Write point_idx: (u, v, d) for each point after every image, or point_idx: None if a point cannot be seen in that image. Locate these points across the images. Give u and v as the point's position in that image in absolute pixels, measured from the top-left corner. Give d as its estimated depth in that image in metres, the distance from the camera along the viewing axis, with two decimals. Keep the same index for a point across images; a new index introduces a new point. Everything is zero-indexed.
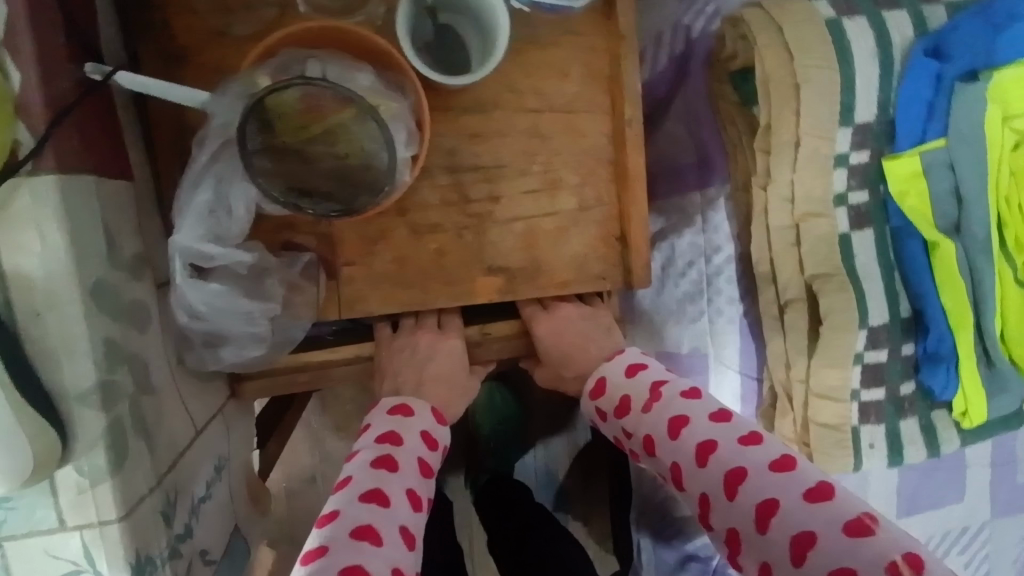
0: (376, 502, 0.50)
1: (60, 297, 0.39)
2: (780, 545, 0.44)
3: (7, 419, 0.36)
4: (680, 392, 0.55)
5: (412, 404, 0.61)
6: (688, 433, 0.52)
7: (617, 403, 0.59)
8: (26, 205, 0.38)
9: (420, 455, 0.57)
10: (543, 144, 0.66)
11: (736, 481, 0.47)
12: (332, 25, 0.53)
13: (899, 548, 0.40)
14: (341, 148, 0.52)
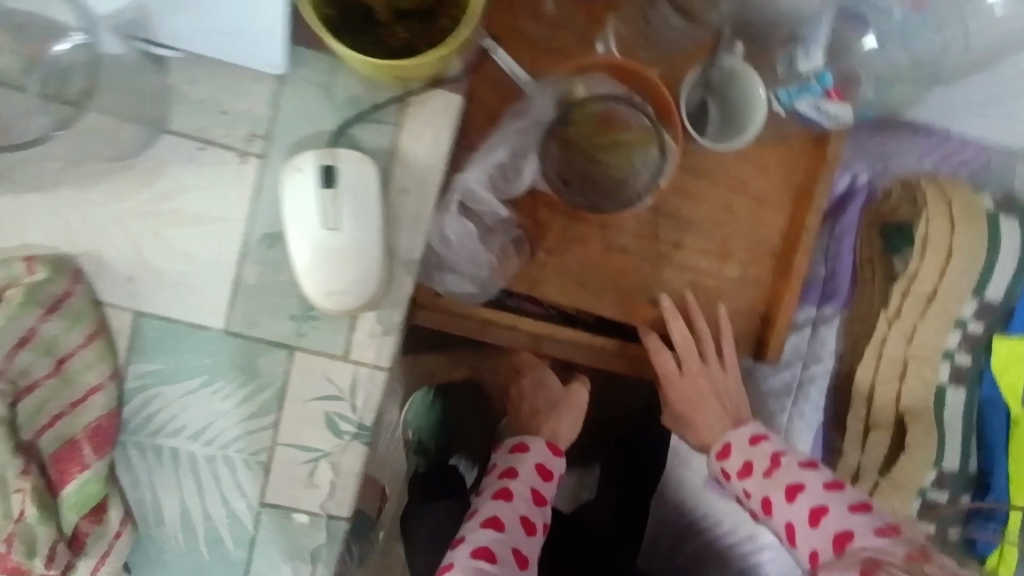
0: (502, 497, 0.65)
1: (425, 185, 0.49)
2: None
3: (373, 257, 0.46)
4: (799, 461, 0.67)
5: (529, 442, 0.72)
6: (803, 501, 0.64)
7: (741, 465, 0.70)
8: (435, 110, 0.49)
9: (534, 485, 0.68)
10: (731, 218, 0.77)
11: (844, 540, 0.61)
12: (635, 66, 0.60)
13: None
14: (609, 162, 0.64)
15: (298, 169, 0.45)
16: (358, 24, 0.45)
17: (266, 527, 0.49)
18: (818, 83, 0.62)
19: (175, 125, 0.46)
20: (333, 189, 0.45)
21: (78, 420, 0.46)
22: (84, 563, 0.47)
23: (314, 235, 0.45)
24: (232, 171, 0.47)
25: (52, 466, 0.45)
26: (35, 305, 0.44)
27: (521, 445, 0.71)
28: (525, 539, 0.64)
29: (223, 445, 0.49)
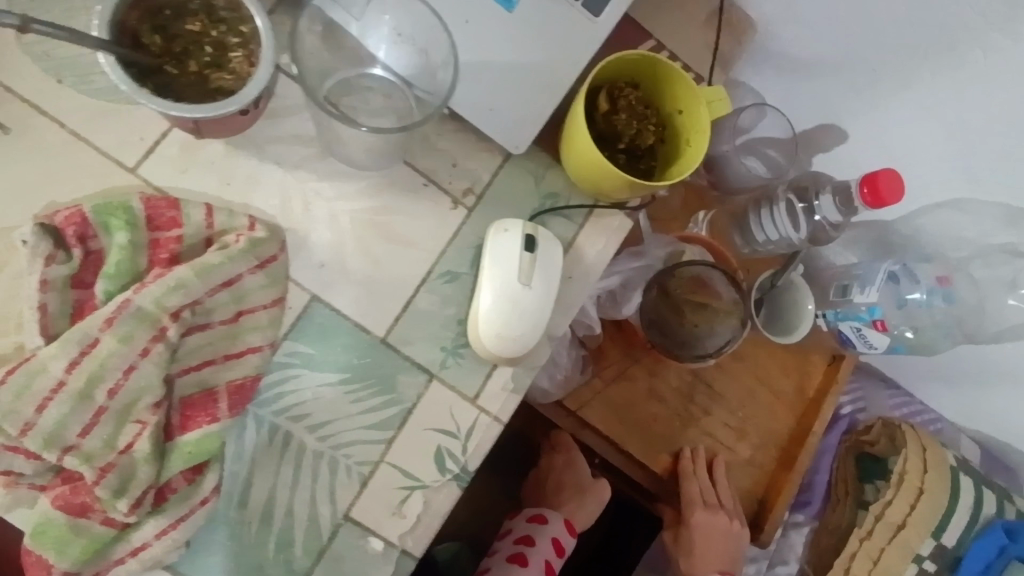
0: (516, 562, 0.77)
1: (584, 278, 0.57)
2: None
3: (538, 320, 0.51)
4: None
5: (547, 515, 0.82)
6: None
7: None
8: (610, 223, 0.58)
9: (546, 558, 0.79)
10: (753, 402, 0.87)
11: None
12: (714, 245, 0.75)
13: None
14: (694, 318, 0.74)
15: (503, 230, 0.52)
16: (599, 132, 0.54)
17: (340, 543, 0.48)
18: (866, 313, 0.75)
19: (412, 158, 0.53)
20: (532, 255, 0.51)
21: (223, 376, 0.46)
22: (154, 522, 0.43)
23: (502, 285, 0.50)
24: (441, 210, 0.53)
25: (178, 412, 0.44)
26: (243, 259, 0.46)
27: (539, 517, 0.83)
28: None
29: (334, 446, 0.49)
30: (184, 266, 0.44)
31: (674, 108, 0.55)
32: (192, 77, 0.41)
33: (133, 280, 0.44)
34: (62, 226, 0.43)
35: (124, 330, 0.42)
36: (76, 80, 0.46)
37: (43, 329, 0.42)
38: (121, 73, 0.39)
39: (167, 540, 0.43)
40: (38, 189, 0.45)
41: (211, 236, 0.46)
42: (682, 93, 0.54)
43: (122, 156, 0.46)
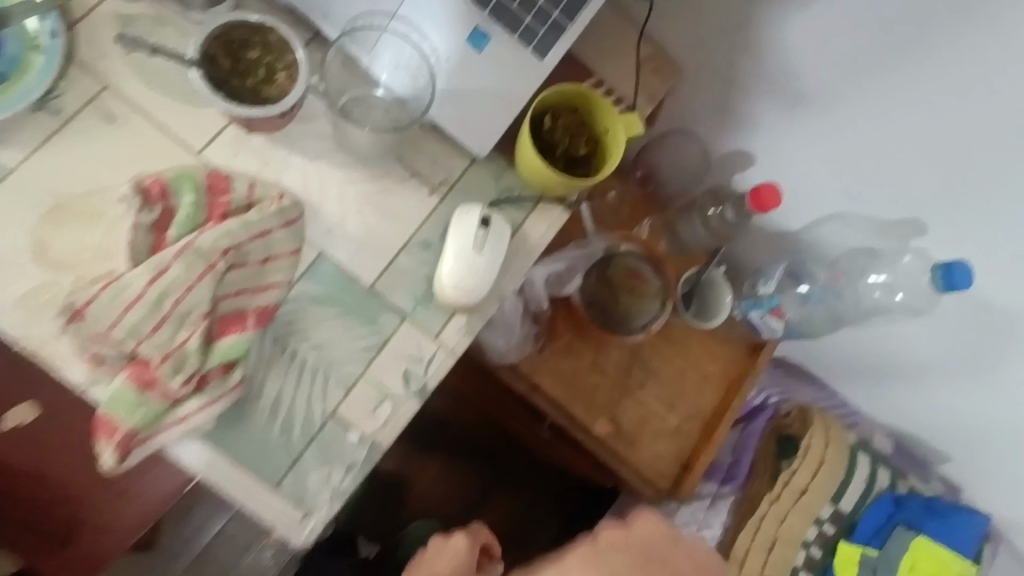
0: None
1: (527, 254, 0.74)
2: None
3: (485, 278, 0.69)
4: None
5: None
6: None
7: None
8: (551, 213, 0.76)
9: None
10: (682, 380, 1.04)
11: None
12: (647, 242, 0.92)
13: None
14: (626, 302, 0.91)
15: (466, 211, 0.69)
16: (542, 142, 0.72)
17: (329, 432, 0.65)
18: (767, 303, 0.92)
19: (402, 157, 0.71)
20: (485, 230, 0.69)
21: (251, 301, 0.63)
22: (198, 399, 0.60)
23: (461, 250, 0.68)
24: (420, 195, 0.71)
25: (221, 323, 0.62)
26: (275, 219, 0.64)
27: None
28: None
29: (328, 361, 0.66)
30: (234, 220, 0.62)
31: (603, 128, 0.73)
32: (249, 89, 0.60)
33: (195, 229, 0.61)
34: (149, 188, 0.61)
35: (190, 262, 0.60)
36: (164, 90, 0.64)
37: (132, 259, 0.60)
38: (202, 81, 0.58)
39: (204, 412, 0.60)
40: (133, 164, 0.62)
41: (251, 203, 0.64)
42: (607, 117, 0.72)
43: (193, 144, 0.64)
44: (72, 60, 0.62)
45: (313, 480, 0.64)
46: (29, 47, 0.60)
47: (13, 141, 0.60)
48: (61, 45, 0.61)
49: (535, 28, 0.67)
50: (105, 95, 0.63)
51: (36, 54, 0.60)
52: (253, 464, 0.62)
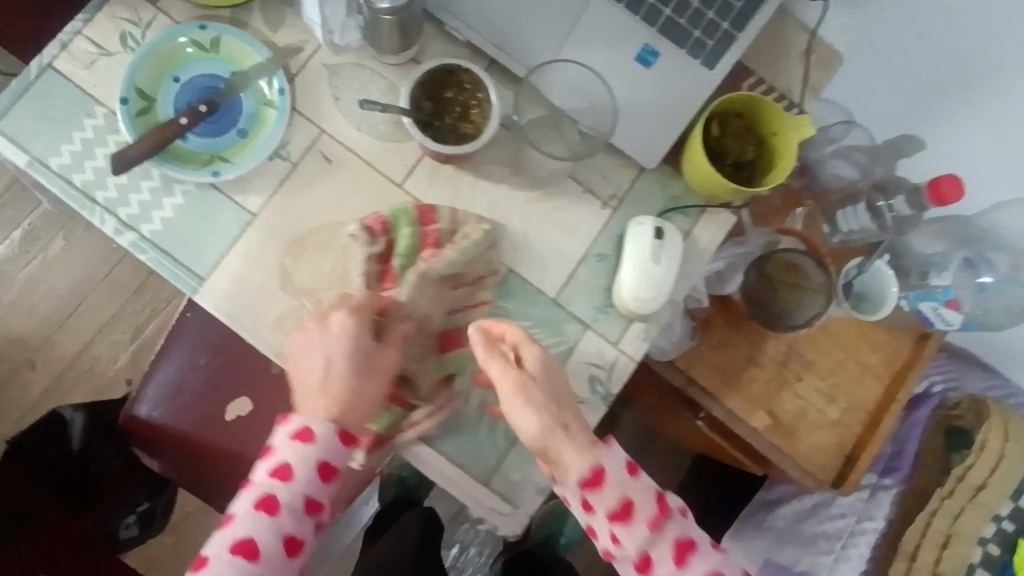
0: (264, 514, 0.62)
1: (697, 260, 0.77)
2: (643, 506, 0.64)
3: (660, 285, 0.71)
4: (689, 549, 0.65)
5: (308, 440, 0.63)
6: (671, 531, 0.64)
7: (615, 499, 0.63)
8: (723, 217, 0.77)
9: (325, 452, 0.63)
10: (841, 372, 1.02)
11: (625, 513, 0.63)
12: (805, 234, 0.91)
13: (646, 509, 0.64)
14: (787, 296, 0.90)
15: (639, 224, 0.73)
16: (710, 150, 0.74)
17: None
18: (941, 295, 0.88)
19: (576, 174, 0.75)
20: (660, 241, 0.72)
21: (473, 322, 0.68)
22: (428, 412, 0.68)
23: (637, 261, 0.71)
24: (596, 210, 0.75)
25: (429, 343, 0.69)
26: (480, 250, 0.70)
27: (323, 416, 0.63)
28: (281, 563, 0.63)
29: None
30: (449, 252, 0.69)
31: (768, 130, 0.74)
32: (449, 127, 0.66)
33: (415, 260, 0.69)
34: (373, 224, 0.69)
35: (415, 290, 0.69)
36: (367, 128, 0.72)
37: (367, 287, 0.68)
38: (414, 127, 0.65)
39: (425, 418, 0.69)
40: (351, 201, 0.71)
41: (456, 227, 0.71)
42: (774, 118, 0.73)
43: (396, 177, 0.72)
44: (295, 110, 0.71)
45: (517, 477, 0.71)
46: (264, 103, 0.70)
47: (257, 186, 0.70)
48: (288, 99, 0.70)
49: (704, 41, 0.69)
50: (322, 138, 0.71)
51: (270, 109, 0.70)
52: (468, 462, 0.71)
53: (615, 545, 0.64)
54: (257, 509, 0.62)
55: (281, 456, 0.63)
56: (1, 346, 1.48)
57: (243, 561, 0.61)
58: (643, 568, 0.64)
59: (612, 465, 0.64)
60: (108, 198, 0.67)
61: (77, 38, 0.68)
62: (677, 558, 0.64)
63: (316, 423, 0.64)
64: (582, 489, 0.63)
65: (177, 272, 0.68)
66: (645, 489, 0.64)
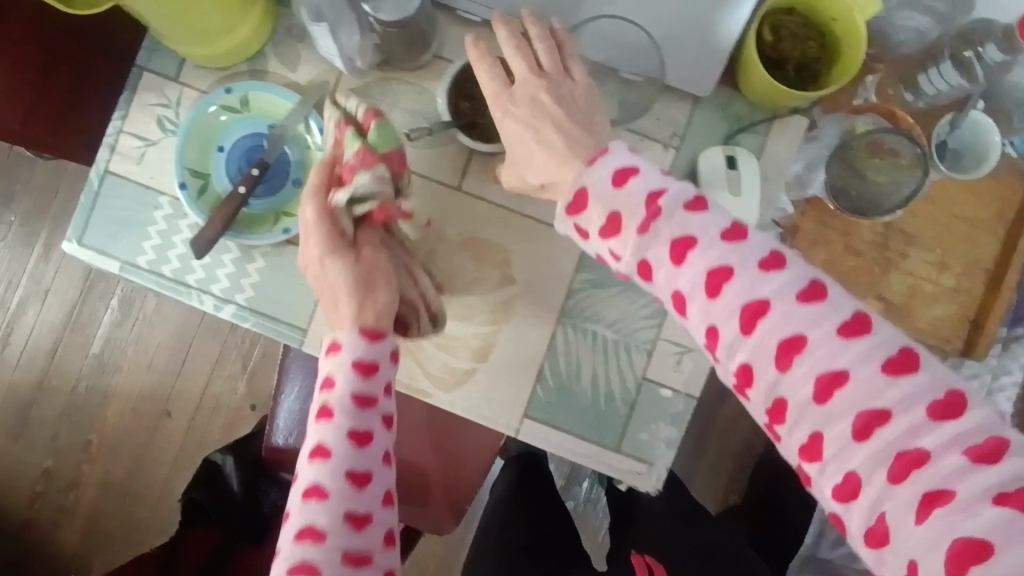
0: (318, 456, 0.56)
1: (775, 176, 0.72)
2: (638, 209, 0.51)
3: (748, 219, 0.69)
4: (684, 203, 0.50)
5: (343, 339, 0.61)
6: (697, 258, 0.48)
7: (604, 218, 0.53)
8: (797, 123, 0.72)
9: (354, 388, 0.58)
10: (949, 237, 0.96)
11: (614, 228, 0.52)
12: (885, 105, 0.84)
13: (646, 190, 0.51)
14: (876, 180, 0.84)
15: (709, 157, 0.69)
16: (768, 62, 0.68)
17: (645, 394, 0.72)
18: None
19: (630, 124, 0.72)
20: (735, 171, 0.69)
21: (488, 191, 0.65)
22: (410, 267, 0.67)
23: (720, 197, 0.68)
24: (659, 154, 0.72)
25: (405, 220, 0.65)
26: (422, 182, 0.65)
27: (338, 334, 0.61)
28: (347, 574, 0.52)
29: (625, 333, 0.72)
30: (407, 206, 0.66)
31: (829, 18, 0.67)
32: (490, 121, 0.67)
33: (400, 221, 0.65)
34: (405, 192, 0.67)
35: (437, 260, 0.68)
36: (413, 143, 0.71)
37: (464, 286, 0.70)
38: (461, 134, 0.66)
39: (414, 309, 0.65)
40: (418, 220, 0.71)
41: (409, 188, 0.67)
42: (833, 5, 0.65)
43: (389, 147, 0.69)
44: None
45: (645, 436, 0.72)
46: (308, 148, 0.71)
47: None
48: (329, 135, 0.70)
49: None
50: None
51: (316, 151, 0.70)
52: (594, 434, 0.72)
53: (617, 264, 0.53)
54: (313, 457, 0.56)
55: (323, 376, 0.60)
56: (136, 402, 1.62)
57: (315, 504, 0.54)
58: (646, 275, 0.51)
59: (599, 180, 0.54)
60: (199, 279, 0.71)
61: (121, 136, 0.71)
62: (677, 257, 0.49)
63: (343, 330, 0.61)
64: (572, 215, 0.56)
65: (283, 331, 0.71)
66: (636, 191, 0.51)
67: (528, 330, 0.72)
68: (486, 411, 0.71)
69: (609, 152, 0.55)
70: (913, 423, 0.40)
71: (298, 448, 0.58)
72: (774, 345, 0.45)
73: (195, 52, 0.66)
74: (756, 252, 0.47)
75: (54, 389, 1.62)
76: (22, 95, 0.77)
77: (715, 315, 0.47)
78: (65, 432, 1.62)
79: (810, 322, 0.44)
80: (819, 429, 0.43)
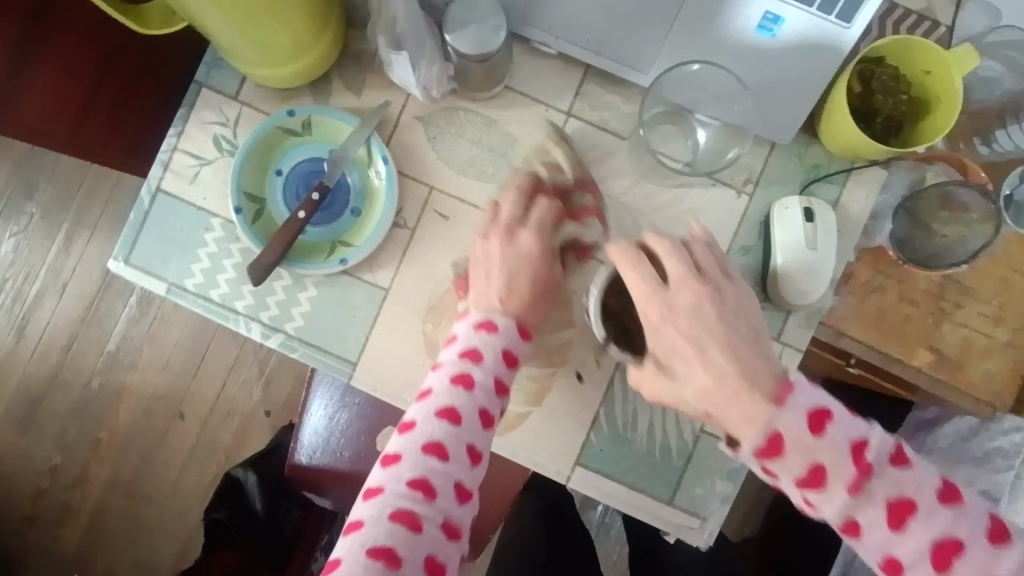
0: (434, 455, 0.53)
1: (850, 227, 0.70)
2: (791, 424, 0.50)
3: (824, 273, 0.66)
4: (819, 407, 0.50)
5: (496, 320, 0.60)
6: (842, 471, 0.49)
7: (758, 439, 0.51)
8: (876, 175, 0.70)
9: (484, 406, 0.56)
10: (1006, 291, 0.93)
11: (776, 450, 0.50)
12: (958, 156, 0.81)
13: (807, 408, 0.50)
14: (944, 232, 0.82)
15: (785, 207, 0.67)
16: (856, 112, 0.66)
17: (702, 448, 0.69)
18: None
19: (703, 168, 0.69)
20: (813, 224, 0.66)
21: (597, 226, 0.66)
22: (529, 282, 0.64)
23: (797, 249, 0.65)
24: (731, 199, 0.69)
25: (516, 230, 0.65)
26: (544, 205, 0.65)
27: (489, 322, 0.60)
28: (437, 562, 0.51)
29: None
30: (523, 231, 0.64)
31: (922, 69, 0.65)
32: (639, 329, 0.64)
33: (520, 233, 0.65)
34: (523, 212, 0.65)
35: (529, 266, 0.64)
36: (478, 175, 0.69)
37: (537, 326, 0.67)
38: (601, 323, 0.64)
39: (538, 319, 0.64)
40: None
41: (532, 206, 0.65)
42: (927, 57, 0.63)
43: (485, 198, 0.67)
44: (403, 175, 0.69)
45: (699, 491, 0.69)
46: (368, 175, 0.68)
47: (383, 261, 0.68)
48: (392, 164, 0.67)
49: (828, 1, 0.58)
50: (434, 196, 0.69)
51: (377, 179, 0.68)
52: (646, 486, 0.69)
53: (769, 477, 0.52)
54: (427, 453, 0.54)
55: (451, 372, 0.57)
56: (149, 402, 1.59)
57: (420, 499, 0.52)
58: (769, 472, 0.51)
59: (791, 421, 0.50)
60: (247, 306, 0.68)
61: (175, 153, 0.68)
62: (818, 476, 0.49)
63: (497, 313, 0.61)
64: (758, 455, 0.51)
65: (331, 364, 0.68)
66: (789, 410, 0.50)
67: (586, 375, 0.69)
68: (538, 456, 0.68)
69: (793, 385, 0.51)
70: (985, 555, 0.48)
71: (415, 419, 0.55)
72: (879, 502, 0.49)
73: (310, 63, 0.65)
74: (863, 439, 0.50)
75: (66, 384, 1.59)
76: (71, 98, 0.74)
77: (864, 519, 0.49)
78: (75, 428, 1.59)
79: (917, 491, 0.48)
80: (897, 555, 0.49)
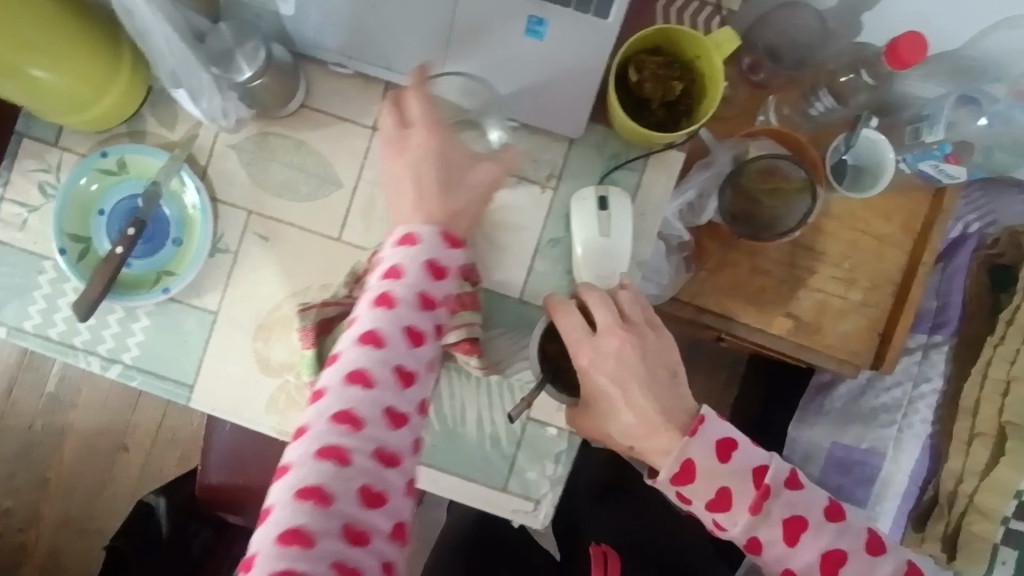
0: (331, 459, 0.52)
1: (650, 210, 0.73)
2: (700, 450, 0.61)
3: (622, 258, 0.69)
4: (724, 437, 0.62)
5: (395, 296, 0.58)
6: (743, 490, 0.61)
7: (679, 467, 0.62)
8: (672, 157, 0.73)
9: (388, 392, 0.55)
10: (854, 253, 0.96)
11: (688, 474, 0.62)
12: (781, 129, 0.84)
13: (717, 437, 0.62)
14: (771, 203, 0.85)
15: (582, 198, 0.70)
16: (636, 100, 0.70)
17: (531, 433, 0.73)
18: (938, 151, 0.82)
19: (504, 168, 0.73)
20: (606, 211, 0.69)
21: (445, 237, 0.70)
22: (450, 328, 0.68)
23: (592, 238, 0.69)
24: (535, 195, 0.73)
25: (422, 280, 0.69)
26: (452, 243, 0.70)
27: (385, 299, 0.57)
28: (362, 513, 0.52)
29: (506, 376, 0.73)
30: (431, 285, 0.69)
31: (693, 55, 0.69)
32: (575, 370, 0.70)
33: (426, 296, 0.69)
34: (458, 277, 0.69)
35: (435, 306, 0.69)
36: (291, 195, 0.72)
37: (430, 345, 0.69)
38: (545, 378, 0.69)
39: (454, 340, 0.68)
40: (299, 271, 0.72)
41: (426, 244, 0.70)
42: (696, 44, 0.67)
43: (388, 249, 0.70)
44: (219, 203, 0.72)
45: (533, 475, 0.73)
46: (185, 206, 0.71)
47: (209, 286, 0.72)
48: (206, 195, 0.71)
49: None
50: (252, 220, 0.72)
51: (194, 209, 0.71)
52: (481, 476, 0.72)
53: (687, 503, 0.63)
54: (324, 456, 0.52)
55: (349, 363, 0.55)
56: (91, 438, 1.62)
57: (314, 507, 0.51)
58: (687, 498, 0.63)
59: (701, 451, 0.62)
60: (85, 341, 0.71)
61: (3, 203, 0.72)
62: (722, 494, 0.61)
63: (396, 287, 0.58)
64: (674, 482, 0.62)
65: (170, 388, 0.72)
66: (701, 441, 0.62)
67: None
68: None
69: (704, 421, 0.62)
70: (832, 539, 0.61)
71: (292, 460, 0.53)
72: (776, 521, 0.61)
73: (125, 88, 0.67)
74: (757, 461, 0.62)
75: (8, 429, 1.62)
76: None
77: (756, 528, 0.61)
78: (21, 471, 1.62)
79: (794, 505, 0.61)
80: (790, 562, 0.61)
